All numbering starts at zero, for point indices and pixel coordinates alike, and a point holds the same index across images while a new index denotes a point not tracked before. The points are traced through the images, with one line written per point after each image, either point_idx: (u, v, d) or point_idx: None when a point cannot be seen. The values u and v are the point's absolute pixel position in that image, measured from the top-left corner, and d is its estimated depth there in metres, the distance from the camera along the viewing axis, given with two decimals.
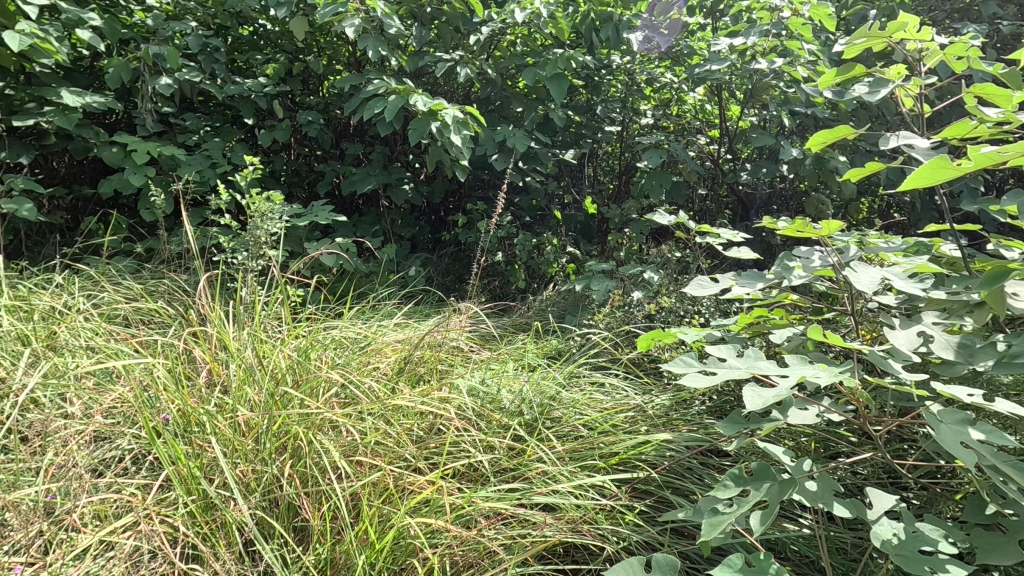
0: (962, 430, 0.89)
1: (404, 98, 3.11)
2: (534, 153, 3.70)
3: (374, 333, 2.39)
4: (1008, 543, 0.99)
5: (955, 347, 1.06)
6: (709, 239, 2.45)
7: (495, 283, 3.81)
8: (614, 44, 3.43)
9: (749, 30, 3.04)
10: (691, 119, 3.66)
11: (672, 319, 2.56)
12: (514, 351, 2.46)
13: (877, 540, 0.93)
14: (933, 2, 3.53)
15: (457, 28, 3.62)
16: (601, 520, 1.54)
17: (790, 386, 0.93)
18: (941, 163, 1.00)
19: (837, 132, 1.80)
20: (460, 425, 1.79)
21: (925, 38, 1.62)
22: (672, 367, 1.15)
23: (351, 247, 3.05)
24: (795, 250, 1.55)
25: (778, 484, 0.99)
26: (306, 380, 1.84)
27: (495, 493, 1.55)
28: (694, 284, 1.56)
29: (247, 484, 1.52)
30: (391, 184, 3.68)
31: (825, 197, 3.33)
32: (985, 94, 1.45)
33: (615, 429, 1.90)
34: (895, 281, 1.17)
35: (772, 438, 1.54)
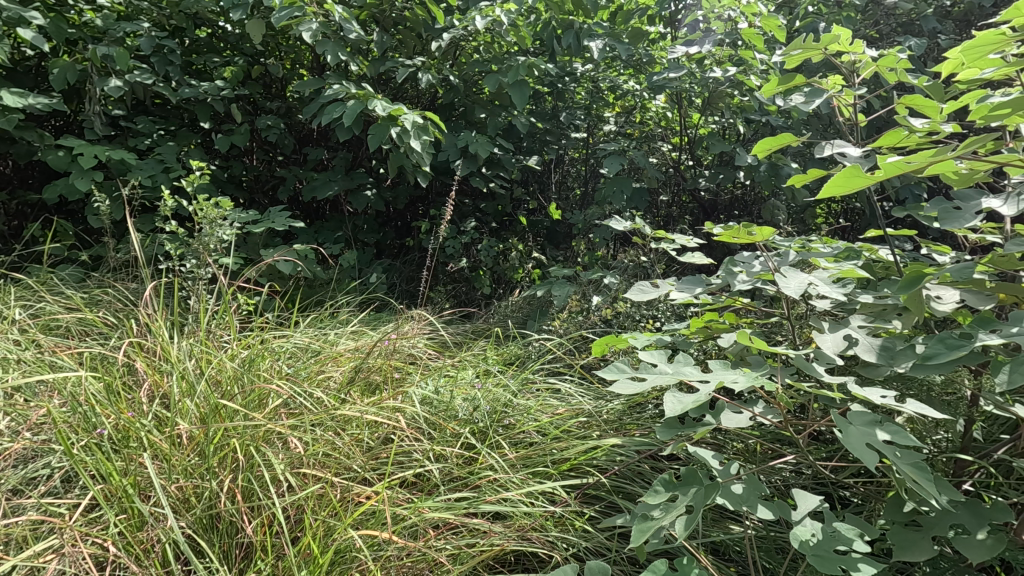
0: (870, 432, 0.92)
1: (364, 102, 3.08)
2: (497, 160, 3.71)
3: (329, 342, 2.35)
4: (921, 540, 1.03)
5: (877, 349, 1.11)
6: (663, 244, 2.48)
7: (458, 289, 3.80)
8: (575, 51, 3.46)
9: (703, 38, 3.13)
10: (654, 127, 3.65)
11: (629, 324, 2.58)
12: (472, 356, 2.45)
13: (795, 542, 0.95)
14: (879, 16, 3.67)
15: (420, 34, 3.60)
16: (551, 528, 1.54)
17: (709, 391, 0.95)
18: (852, 172, 1.04)
19: (781, 140, 1.83)
20: (412, 435, 1.76)
21: (858, 51, 1.68)
22: (605, 374, 1.16)
23: (309, 254, 2.99)
24: (736, 255, 1.57)
25: (703, 488, 1.02)
26: (253, 391, 1.79)
27: (443, 503, 1.53)
28: (636, 290, 1.57)
29: (185, 500, 1.47)
30: (353, 190, 3.63)
31: (780, 203, 3.42)
32: (915, 105, 1.45)
33: (568, 435, 1.91)
34: (820, 286, 1.21)
35: (717, 440, 1.57)
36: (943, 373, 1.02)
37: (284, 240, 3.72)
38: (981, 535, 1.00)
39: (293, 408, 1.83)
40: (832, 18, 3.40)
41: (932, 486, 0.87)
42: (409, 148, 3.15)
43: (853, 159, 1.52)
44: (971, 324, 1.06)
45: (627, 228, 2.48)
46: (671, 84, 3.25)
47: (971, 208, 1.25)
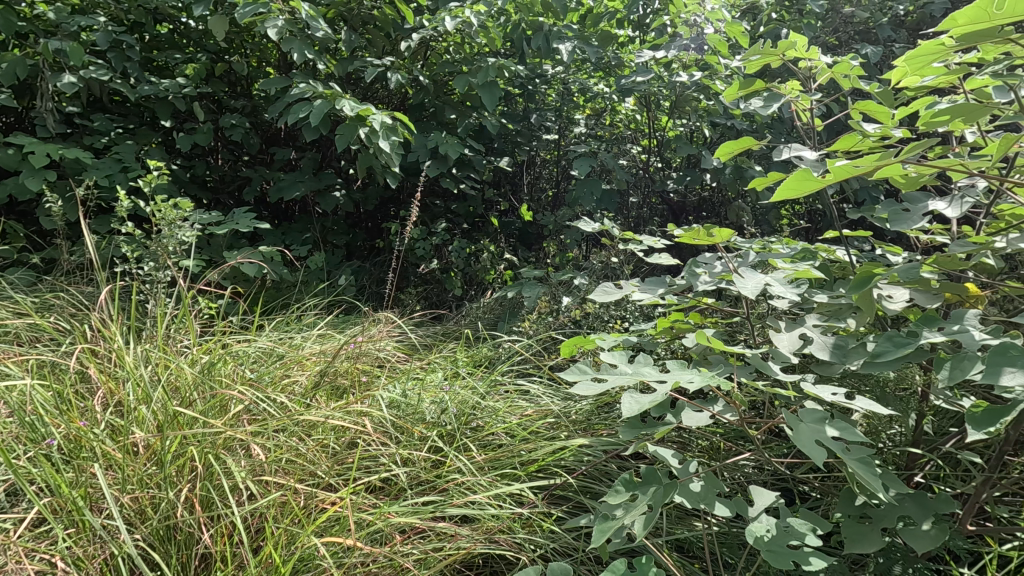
0: (819, 429, 0.94)
1: (331, 102, 3.03)
2: (468, 161, 3.69)
3: (294, 346, 2.30)
4: (871, 532, 1.07)
5: (829, 347, 1.14)
6: (631, 245, 2.50)
7: (429, 291, 3.77)
8: (544, 53, 3.48)
9: (670, 43, 3.18)
10: (624, 129, 3.70)
11: (597, 325, 2.60)
12: (441, 359, 2.43)
13: (750, 538, 0.98)
14: (838, 24, 3.78)
15: (389, 33, 3.56)
16: (518, 529, 1.54)
17: (666, 390, 0.97)
18: (803, 176, 1.07)
19: (741, 143, 1.87)
20: (378, 439, 1.73)
21: (814, 58, 1.73)
22: (567, 375, 1.16)
23: (275, 256, 2.93)
24: (698, 256, 1.59)
25: (662, 487, 1.03)
26: (214, 397, 1.74)
27: (410, 507, 1.51)
28: (600, 291, 1.58)
29: (140, 511, 1.42)
30: (321, 191, 3.57)
31: (745, 205, 3.49)
32: (868, 110, 1.50)
33: (536, 436, 1.91)
34: (775, 286, 1.24)
35: (683, 438, 1.59)
36: (891, 370, 1.05)
37: (249, 242, 3.63)
38: (926, 525, 1.04)
39: (255, 413, 1.79)
40: (793, 25, 3.49)
41: (878, 480, 0.90)
42: (378, 149, 3.12)
43: (810, 162, 1.56)
44: (917, 322, 1.10)
45: (595, 230, 2.49)
46: (639, 87, 3.29)
47: (919, 209, 1.31)
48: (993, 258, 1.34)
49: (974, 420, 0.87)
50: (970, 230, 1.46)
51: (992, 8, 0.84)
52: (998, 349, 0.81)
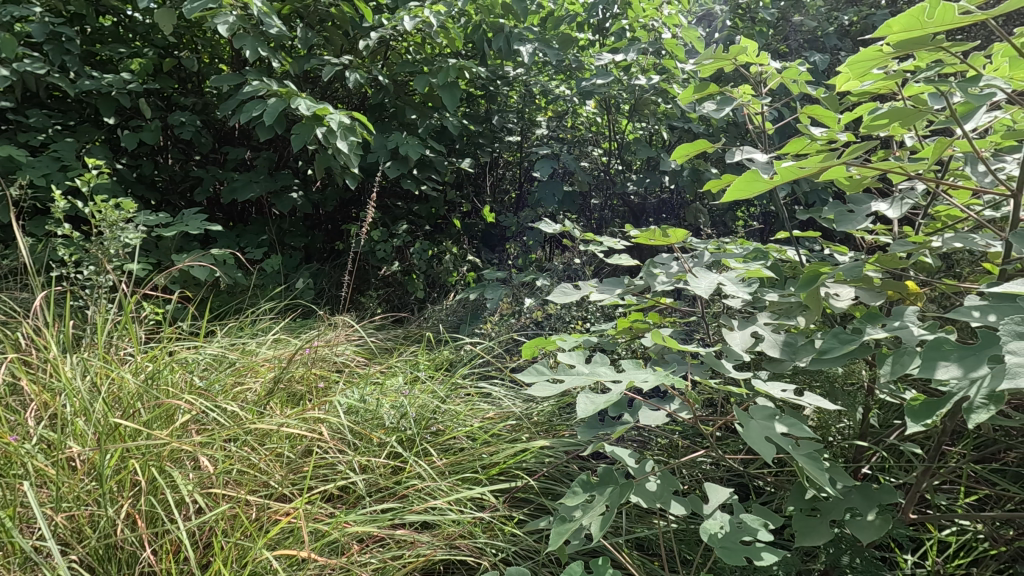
0: (769, 425, 0.96)
1: (285, 100, 2.93)
2: (429, 162, 3.64)
3: (247, 352, 2.22)
4: (820, 525, 1.09)
5: (780, 345, 1.15)
6: (593, 246, 2.50)
7: (390, 294, 3.72)
8: (505, 55, 3.46)
9: (628, 47, 3.23)
10: (585, 132, 3.73)
11: (559, 325, 2.60)
12: (402, 363, 2.39)
13: (704, 535, 0.99)
14: (788, 33, 3.91)
15: (347, 31, 3.49)
16: (479, 534, 1.53)
17: (620, 390, 0.96)
18: (753, 177, 1.09)
19: (697, 145, 1.90)
20: (335, 447, 1.69)
21: (764, 63, 1.77)
22: (524, 376, 1.15)
23: (228, 258, 2.82)
24: (655, 257, 1.60)
25: (618, 487, 1.03)
26: (159, 407, 1.66)
27: (367, 515, 1.47)
28: (557, 292, 1.58)
29: (78, 530, 1.34)
30: (277, 192, 3.46)
31: (702, 206, 3.56)
32: (815, 115, 1.54)
33: (497, 439, 1.90)
34: (728, 286, 1.26)
35: (644, 437, 1.61)
36: (837, 365, 1.08)
37: (201, 245, 3.50)
38: (870, 516, 1.07)
39: (205, 424, 1.72)
40: (746, 32, 3.59)
41: (824, 474, 0.91)
42: (336, 149, 3.04)
43: (762, 164, 1.60)
44: (862, 319, 1.13)
45: (556, 231, 2.46)
46: (599, 90, 3.32)
47: (863, 210, 1.36)
48: (931, 257, 1.40)
49: (913, 412, 0.88)
50: (910, 230, 1.53)
51: (924, 15, 0.87)
52: (932, 346, 0.82)
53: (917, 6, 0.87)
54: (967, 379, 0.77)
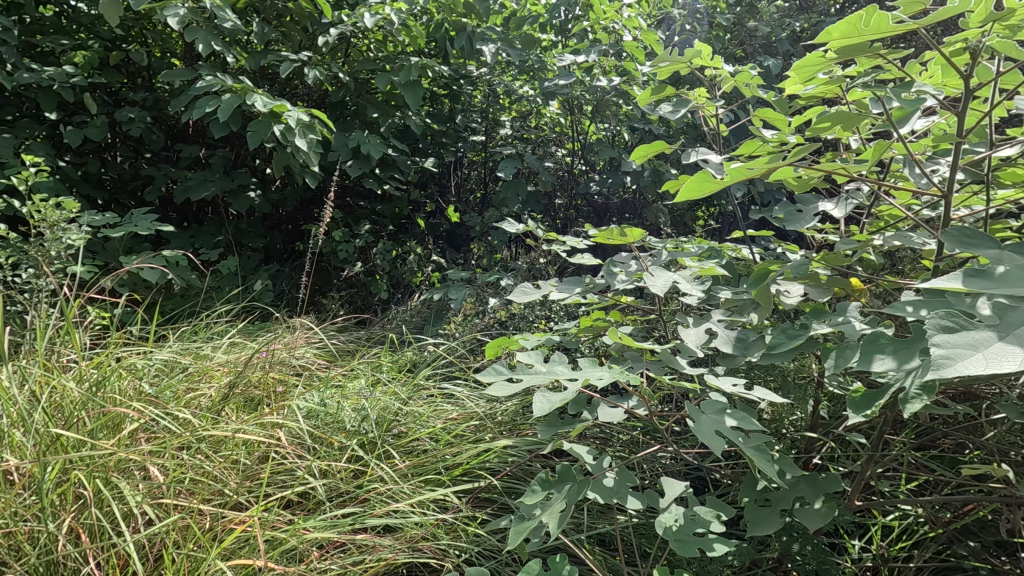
0: (719, 419, 0.98)
1: (240, 97, 2.85)
2: (392, 161, 3.60)
3: (201, 357, 2.15)
4: (771, 514, 1.13)
5: (732, 341, 1.19)
6: (555, 246, 2.52)
7: (352, 295, 3.66)
8: (468, 54, 3.45)
9: (590, 48, 3.27)
10: (548, 133, 3.75)
11: (522, 325, 2.60)
12: (364, 365, 2.35)
13: (659, 529, 1.01)
14: (742, 38, 4.03)
15: (305, 27, 3.42)
16: (442, 536, 1.52)
17: (576, 389, 0.97)
18: (705, 178, 1.12)
19: (655, 146, 1.93)
20: (294, 452, 1.65)
21: (717, 67, 1.82)
22: (483, 376, 1.14)
23: (180, 260, 2.72)
24: (615, 257, 1.61)
25: (576, 484, 1.04)
26: (105, 416, 1.58)
27: (327, 521, 1.44)
28: (517, 292, 1.58)
29: (16, 549, 1.26)
30: (233, 191, 3.36)
31: (663, 206, 3.63)
32: (766, 118, 1.59)
33: (460, 439, 1.89)
34: (682, 284, 1.29)
35: (605, 434, 1.63)
36: (786, 360, 1.12)
37: (152, 246, 3.36)
38: (818, 504, 1.11)
39: (155, 432, 1.65)
40: (703, 36, 3.68)
41: (772, 465, 0.94)
42: (295, 148, 2.97)
43: (716, 165, 1.64)
44: (809, 315, 1.17)
45: (519, 231, 2.46)
46: (562, 90, 3.35)
47: (810, 209, 1.41)
48: (874, 254, 1.47)
49: (854, 404, 0.92)
50: (856, 229, 1.59)
51: (860, 23, 0.91)
52: (869, 339, 0.85)
53: (853, 15, 0.90)
54: (901, 370, 0.81)
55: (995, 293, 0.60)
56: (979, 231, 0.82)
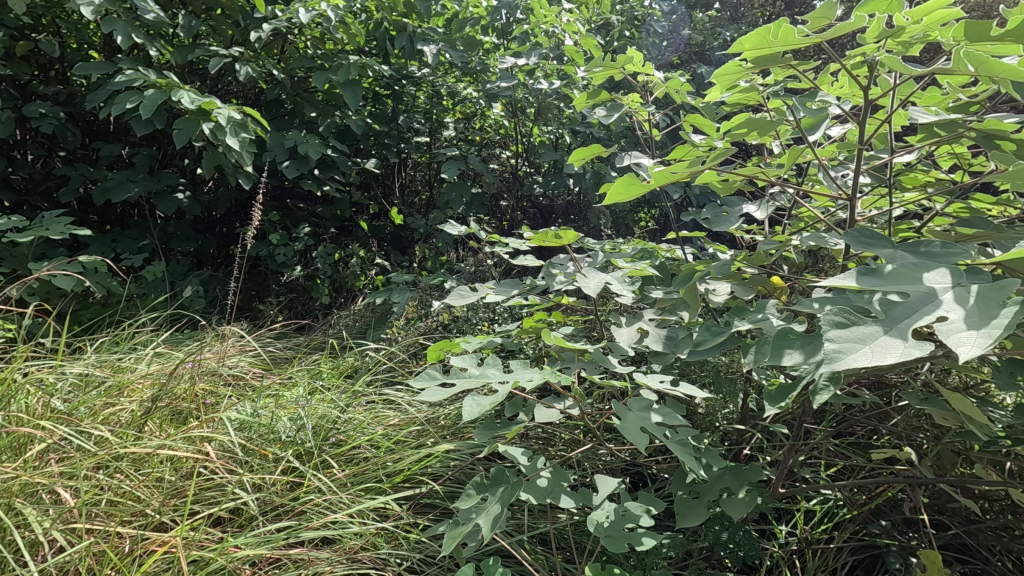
0: (645, 416, 1.00)
1: (164, 92, 2.69)
2: (331, 161, 3.49)
3: (121, 369, 2.01)
4: (698, 506, 1.17)
5: (662, 339, 1.22)
6: (498, 248, 2.52)
7: (291, 300, 3.54)
8: (408, 54, 3.40)
9: (530, 51, 3.30)
10: (492, 135, 3.76)
11: (466, 328, 2.59)
12: (301, 372, 2.28)
13: (591, 526, 1.03)
14: (677, 46, 4.17)
15: (237, 22, 3.27)
16: (382, 545, 1.48)
17: (507, 390, 0.97)
18: (630, 181, 1.15)
19: (591, 149, 1.95)
20: (223, 466, 1.57)
21: (649, 73, 1.87)
22: (415, 381, 1.12)
23: (98, 265, 2.54)
24: (554, 259, 1.62)
25: (509, 486, 1.04)
26: (7, 437, 1.45)
27: (259, 537, 1.38)
28: (455, 295, 1.57)
29: None
30: (158, 192, 3.17)
31: (604, 208, 3.69)
32: (696, 123, 1.64)
33: (402, 445, 1.86)
34: (614, 285, 1.31)
35: (546, 434, 1.65)
36: (712, 356, 1.16)
37: (67, 251, 3.13)
38: (742, 494, 1.15)
39: (68, 452, 1.53)
40: (641, 43, 3.79)
41: (694, 459, 0.97)
42: (226, 147, 2.84)
43: (650, 169, 1.68)
44: (733, 313, 1.21)
45: (462, 233, 2.44)
46: (504, 93, 3.36)
47: (735, 212, 1.47)
48: (795, 254, 1.54)
49: (770, 397, 0.97)
50: (779, 229, 1.67)
51: (769, 35, 0.95)
52: (779, 335, 0.87)
53: (762, 27, 0.95)
54: (809, 363, 0.82)
55: (884, 289, 0.64)
56: (876, 232, 0.88)
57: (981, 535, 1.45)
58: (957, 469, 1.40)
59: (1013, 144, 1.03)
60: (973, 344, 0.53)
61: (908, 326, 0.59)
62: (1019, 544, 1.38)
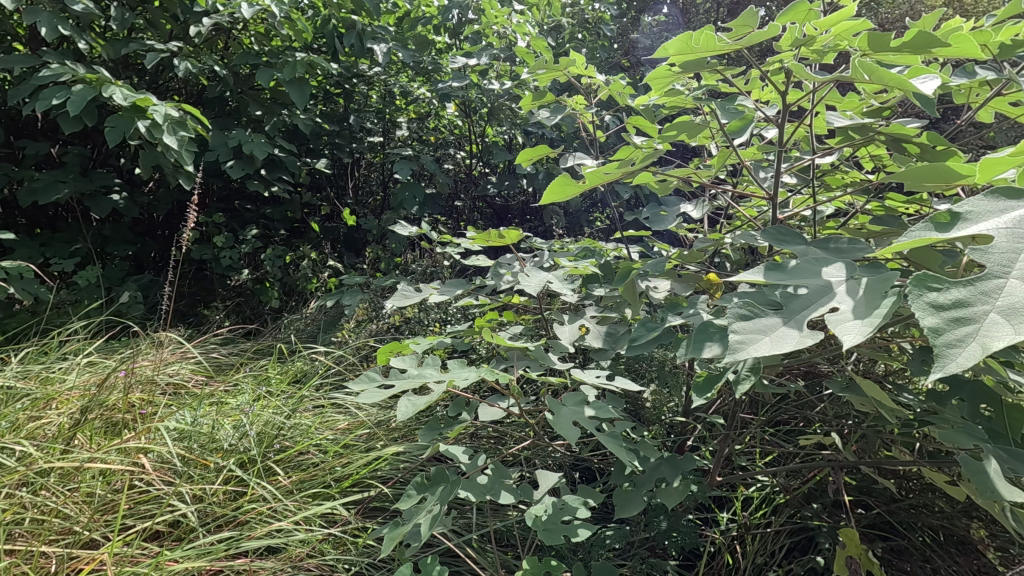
0: (578, 411, 1.03)
1: (95, 88, 2.55)
2: (278, 161, 3.40)
3: (48, 381, 1.90)
4: (636, 496, 1.20)
5: (602, 336, 1.28)
6: (450, 249, 2.51)
7: (237, 304, 3.43)
8: (358, 52, 3.33)
9: (481, 51, 3.29)
10: (446, 135, 3.73)
11: (418, 329, 2.58)
12: (248, 378, 2.21)
13: (529, 520, 1.04)
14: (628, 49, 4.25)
15: (174, 15, 3.13)
16: (328, 551, 1.46)
17: (443, 390, 0.97)
18: (565, 182, 1.17)
19: (538, 150, 1.97)
20: (160, 477, 1.51)
21: (592, 75, 1.90)
22: (353, 385, 1.11)
23: (23, 270, 2.40)
24: (500, 259, 1.63)
25: (447, 485, 1.05)
26: None
27: (198, 549, 1.34)
28: (399, 296, 1.56)
29: None
30: (91, 194, 3.01)
31: (558, 208, 3.73)
32: (638, 125, 1.68)
33: (350, 449, 1.83)
34: (555, 284, 1.34)
35: (496, 433, 1.66)
36: (648, 351, 1.20)
37: None
38: (677, 483, 1.19)
39: None
40: (592, 44, 3.84)
41: (625, 451, 0.99)
42: (163, 146, 2.72)
43: (594, 169, 1.71)
44: (667, 309, 1.26)
45: (413, 234, 2.42)
46: (456, 93, 3.34)
47: (673, 211, 1.52)
48: (732, 251, 1.61)
49: (697, 388, 1.01)
50: (716, 229, 1.74)
51: (692, 41, 0.99)
52: (700, 328, 0.90)
53: (685, 33, 0.99)
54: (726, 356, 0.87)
55: (785, 283, 0.69)
56: (792, 230, 0.93)
57: (901, 512, 1.55)
58: (878, 452, 1.49)
59: (917, 147, 1.11)
60: (856, 333, 0.57)
61: (804, 318, 0.63)
62: (935, 520, 1.48)
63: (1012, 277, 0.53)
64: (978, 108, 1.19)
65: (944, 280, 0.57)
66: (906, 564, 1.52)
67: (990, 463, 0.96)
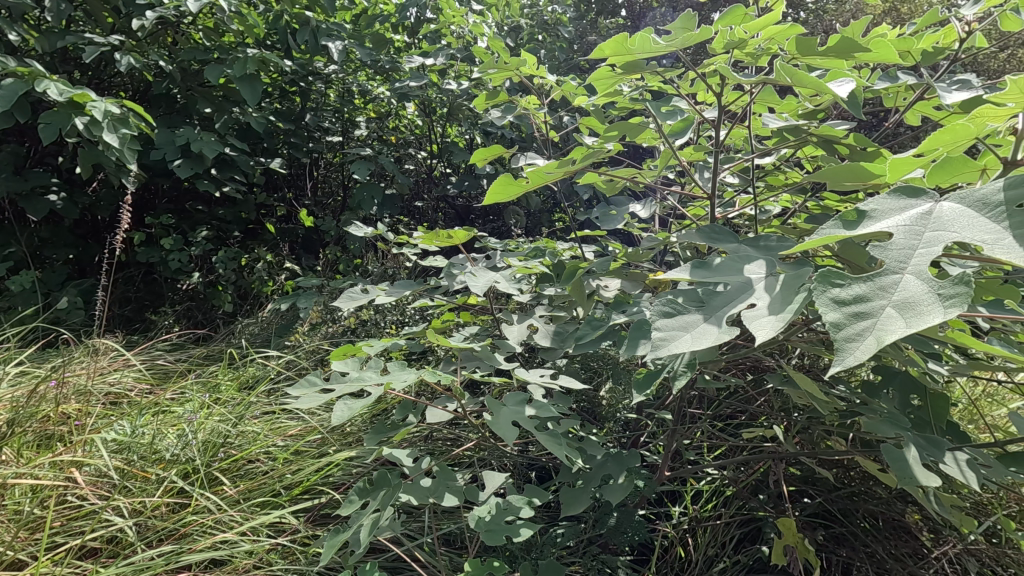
0: (519, 410, 1.02)
1: (25, 82, 2.41)
2: (229, 161, 3.29)
3: None
4: (582, 493, 1.21)
5: (551, 334, 1.29)
6: (407, 250, 2.47)
7: (186, 309, 3.31)
8: (312, 49, 3.24)
9: (438, 52, 3.24)
10: (406, 134, 3.68)
11: (374, 331, 2.53)
12: (196, 385, 2.13)
13: (472, 522, 1.04)
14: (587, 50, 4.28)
15: (116, 7, 2.98)
16: (276, 561, 1.42)
17: (381, 393, 0.95)
18: (507, 181, 1.17)
19: (492, 149, 1.97)
20: (95, 492, 1.44)
21: (544, 75, 1.90)
22: (293, 390, 1.08)
23: None
24: (452, 259, 1.61)
25: (389, 489, 1.04)
26: None
27: (135, 565, 1.28)
28: (346, 298, 1.52)
29: None
30: (25, 194, 2.85)
31: (519, 209, 3.72)
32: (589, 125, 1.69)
33: (301, 455, 1.79)
34: (503, 284, 1.33)
35: (450, 435, 1.65)
36: (593, 349, 1.21)
37: None
38: (621, 479, 1.20)
39: None
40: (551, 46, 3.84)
41: (564, 449, 1.00)
42: (103, 144, 2.59)
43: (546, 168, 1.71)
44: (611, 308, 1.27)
45: (369, 235, 2.37)
46: (414, 92, 3.29)
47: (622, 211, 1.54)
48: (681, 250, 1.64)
49: (637, 384, 1.02)
50: (667, 228, 1.77)
51: (629, 42, 1.00)
52: (636, 326, 0.91)
53: (621, 34, 0.99)
54: None
55: (709, 280, 0.70)
56: (725, 228, 0.95)
57: (842, 500, 1.61)
58: (819, 444, 1.54)
59: (847, 148, 1.15)
60: (768, 328, 0.58)
61: (724, 314, 0.65)
62: (873, 506, 1.55)
63: (907, 274, 0.55)
64: (906, 111, 1.25)
65: (846, 276, 0.58)
66: (846, 549, 1.59)
67: (910, 451, 1.01)
